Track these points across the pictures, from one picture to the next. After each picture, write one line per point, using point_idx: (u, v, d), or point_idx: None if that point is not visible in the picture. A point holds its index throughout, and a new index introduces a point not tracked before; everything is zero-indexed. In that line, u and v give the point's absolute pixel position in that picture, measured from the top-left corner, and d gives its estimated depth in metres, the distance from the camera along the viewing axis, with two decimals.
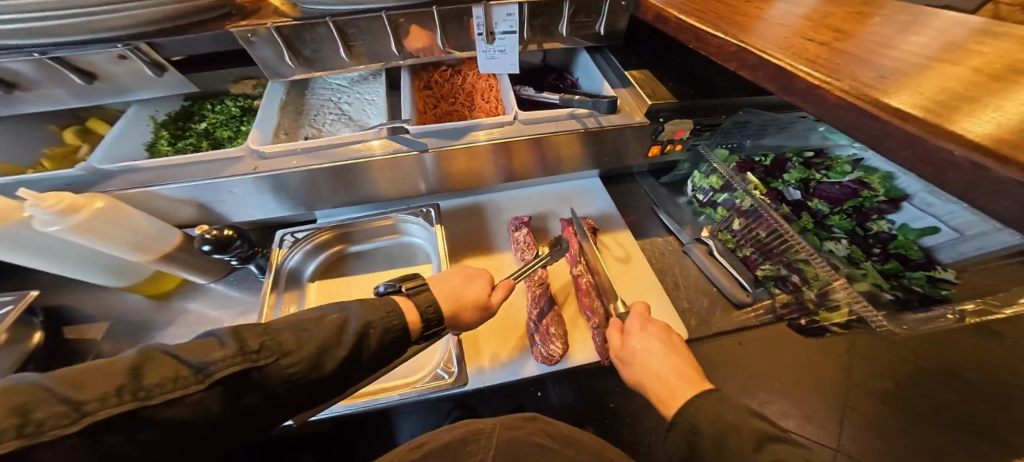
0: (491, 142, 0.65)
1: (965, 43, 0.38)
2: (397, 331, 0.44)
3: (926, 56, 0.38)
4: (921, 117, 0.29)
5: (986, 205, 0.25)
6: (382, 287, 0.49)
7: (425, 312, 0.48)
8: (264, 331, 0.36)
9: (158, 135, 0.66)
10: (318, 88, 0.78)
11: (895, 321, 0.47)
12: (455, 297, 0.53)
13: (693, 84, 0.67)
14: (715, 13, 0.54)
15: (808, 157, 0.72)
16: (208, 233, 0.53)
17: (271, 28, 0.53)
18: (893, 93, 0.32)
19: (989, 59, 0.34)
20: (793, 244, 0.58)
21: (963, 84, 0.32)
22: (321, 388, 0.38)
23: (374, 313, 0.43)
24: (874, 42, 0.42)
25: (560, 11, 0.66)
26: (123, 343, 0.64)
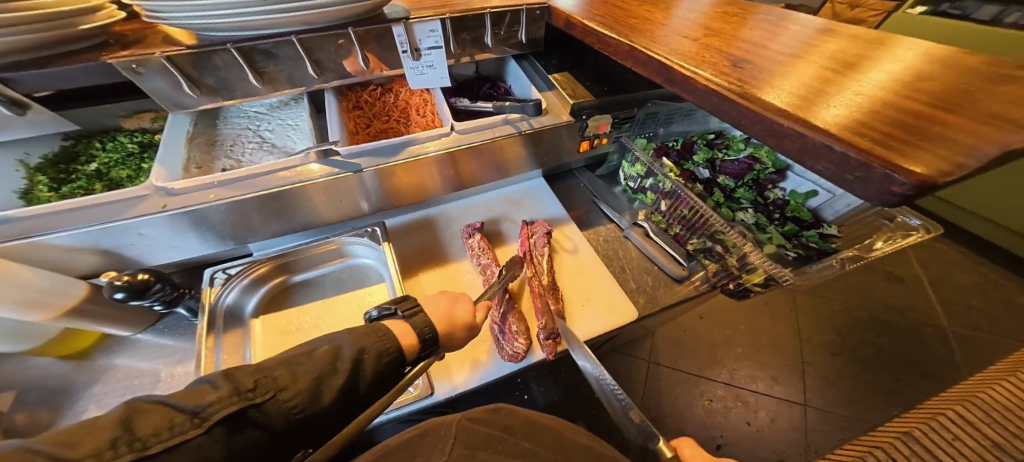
0: (440, 152, 0.66)
1: (799, 38, 0.50)
2: (393, 354, 0.43)
3: (774, 51, 0.47)
4: (761, 99, 0.37)
5: (810, 163, 0.35)
6: (376, 312, 0.47)
7: (422, 333, 0.46)
8: (257, 370, 0.36)
9: (33, 181, 0.57)
10: (232, 117, 0.74)
11: (796, 274, 0.55)
12: (448, 315, 0.53)
13: (607, 82, 0.74)
14: (612, 17, 0.62)
15: (710, 139, 0.82)
16: (118, 280, 0.49)
17: (160, 58, 0.50)
18: (740, 79, 0.41)
19: (811, 51, 0.46)
20: (709, 217, 0.65)
21: (792, 75, 0.42)
22: (322, 423, 0.38)
23: (366, 339, 0.42)
24: (740, 40, 0.51)
25: (482, 25, 0.69)
26: (38, 414, 0.56)
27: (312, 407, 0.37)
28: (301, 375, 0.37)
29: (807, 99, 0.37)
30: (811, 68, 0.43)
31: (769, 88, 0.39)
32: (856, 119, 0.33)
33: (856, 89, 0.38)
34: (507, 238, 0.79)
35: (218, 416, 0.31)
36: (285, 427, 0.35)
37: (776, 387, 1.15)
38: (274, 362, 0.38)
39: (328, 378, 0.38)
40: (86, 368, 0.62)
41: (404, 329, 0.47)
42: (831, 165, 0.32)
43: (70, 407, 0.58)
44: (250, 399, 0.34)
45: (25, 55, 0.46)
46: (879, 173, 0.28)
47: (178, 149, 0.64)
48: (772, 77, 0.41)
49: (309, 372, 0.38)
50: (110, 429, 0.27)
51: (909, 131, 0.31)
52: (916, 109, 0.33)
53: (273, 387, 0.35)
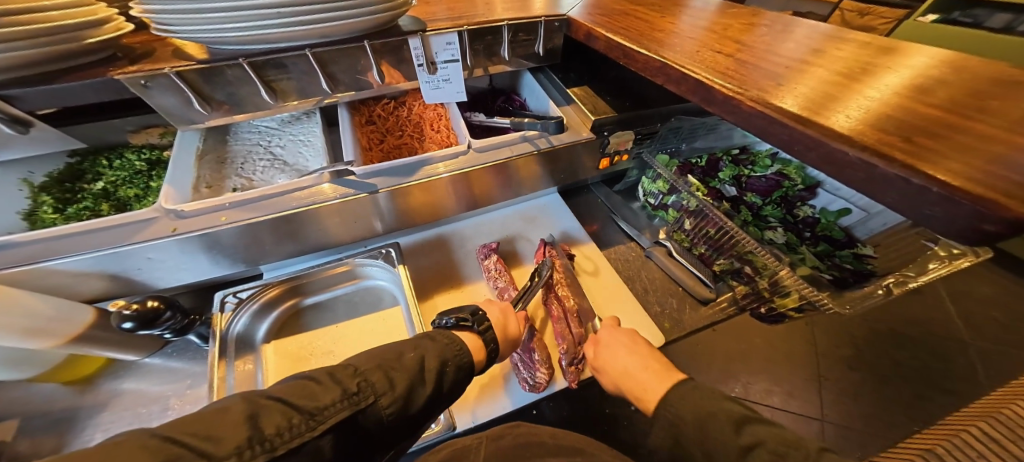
0: (451, 173, 0.64)
1: (826, 50, 0.47)
2: (467, 368, 0.47)
3: (810, 63, 0.45)
4: (816, 123, 0.34)
5: (875, 194, 0.32)
6: (450, 321, 0.52)
7: (489, 348, 0.51)
8: (355, 372, 0.39)
9: (37, 201, 0.54)
10: (243, 133, 0.73)
11: (836, 301, 0.52)
12: (503, 325, 0.57)
13: (627, 96, 0.71)
14: (636, 29, 0.59)
15: (735, 154, 0.79)
16: (128, 309, 0.46)
17: (170, 73, 0.48)
18: (786, 98, 0.38)
19: (849, 62, 0.43)
20: (739, 238, 0.62)
21: (831, 89, 0.39)
22: (407, 426, 0.41)
23: (448, 351, 0.46)
24: (769, 51, 0.49)
25: (499, 35, 0.67)
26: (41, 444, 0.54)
27: (399, 412, 0.39)
28: (396, 378, 0.40)
29: (857, 118, 0.34)
30: (850, 83, 0.40)
31: (820, 108, 0.36)
32: (931, 145, 0.30)
33: (904, 103, 0.35)
34: (524, 257, 0.76)
35: (333, 418, 0.34)
36: (375, 432, 0.38)
37: (793, 402, 1.10)
38: (370, 362, 0.41)
39: (421, 380, 0.42)
40: (91, 396, 0.59)
41: (473, 343, 0.50)
42: (903, 198, 0.29)
43: (77, 435, 0.55)
44: (356, 404, 0.36)
45: (29, 71, 0.44)
46: (969, 209, 0.25)
47: (188, 169, 0.61)
48: (813, 93, 0.39)
49: (401, 377, 0.41)
50: (239, 426, 0.29)
51: (975, 154, 0.28)
52: (972, 127, 0.31)
53: (372, 390, 0.38)
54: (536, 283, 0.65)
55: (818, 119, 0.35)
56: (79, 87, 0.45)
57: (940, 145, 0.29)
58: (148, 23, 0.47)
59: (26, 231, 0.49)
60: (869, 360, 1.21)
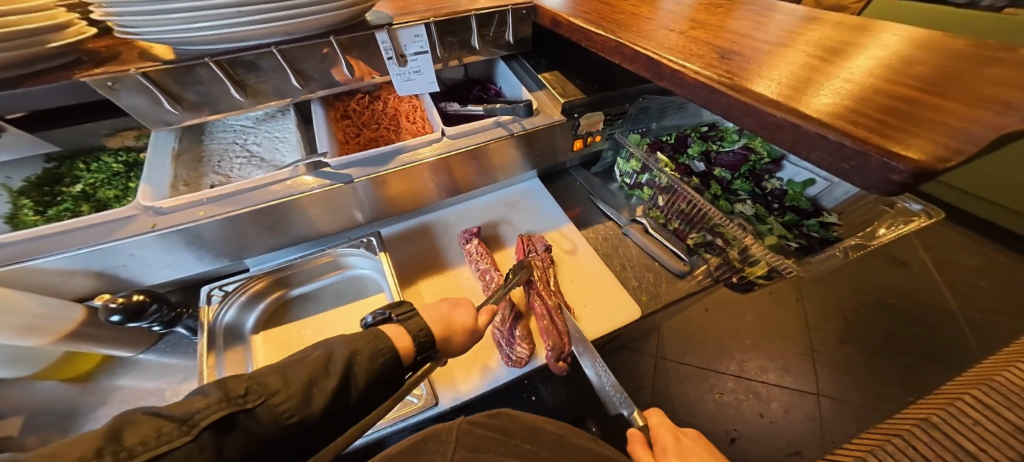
0: (433, 159, 0.66)
1: (801, 31, 0.48)
2: (427, 340, 0.44)
3: (764, 42, 0.46)
4: (750, 90, 0.36)
5: (804, 154, 0.34)
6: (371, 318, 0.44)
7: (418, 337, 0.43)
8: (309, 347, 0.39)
9: (17, 205, 0.56)
10: (217, 132, 0.74)
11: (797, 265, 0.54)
12: (445, 322, 0.49)
13: (597, 79, 0.73)
14: (598, 13, 0.61)
15: (704, 131, 0.82)
16: (114, 302, 0.48)
17: (136, 74, 0.49)
18: (726, 70, 0.41)
19: (809, 40, 0.46)
20: (707, 210, 0.65)
21: (780, 64, 0.41)
22: (387, 389, 0.40)
23: (405, 321, 0.44)
24: (731, 31, 0.50)
25: (469, 27, 0.69)
26: (48, 438, 0.56)
27: (375, 387, 0.39)
28: (373, 358, 0.39)
29: (795, 88, 0.36)
30: (798, 57, 0.42)
31: (765, 81, 0.38)
32: (849, 107, 0.32)
33: (834, 75, 0.38)
34: (505, 241, 0.78)
35: (288, 384, 0.34)
36: (346, 395, 0.37)
37: (788, 378, 1.14)
38: (344, 341, 0.39)
39: (397, 361, 0.40)
40: (91, 390, 0.61)
41: (396, 330, 0.43)
42: (827, 156, 0.31)
43: (80, 429, 0.57)
44: (317, 371, 0.36)
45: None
46: (878, 162, 0.28)
47: (165, 168, 0.63)
48: (761, 68, 0.41)
49: (377, 356, 0.39)
50: (201, 395, 0.30)
51: (889, 115, 0.31)
52: (895, 93, 0.33)
53: (349, 369, 0.37)
54: (509, 281, 0.63)
55: (760, 90, 0.37)
56: (45, 90, 0.46)
57: (856, 108, 0.32)
58: (111, 27, 0.48)
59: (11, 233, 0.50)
60: (862, 335, 1.25)
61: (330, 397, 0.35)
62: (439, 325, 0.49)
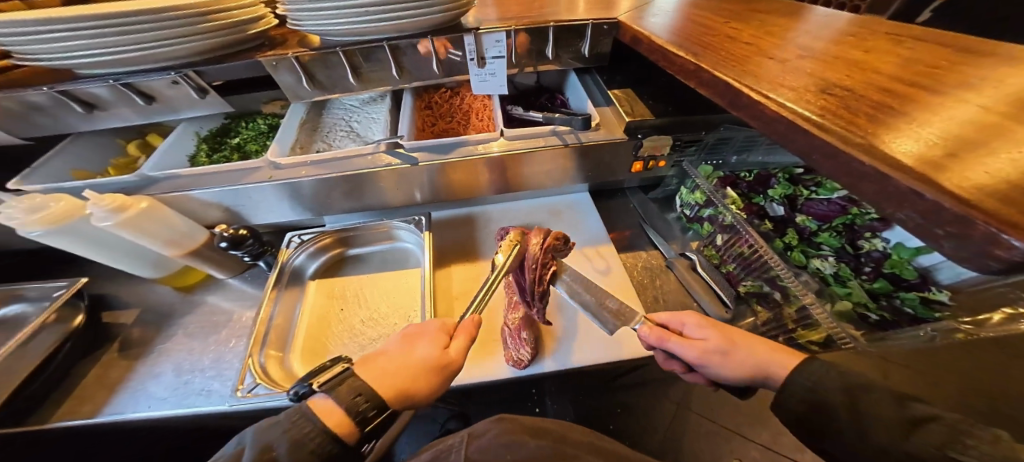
0: (492, 155, 0.70)
1: (929, 59, 0.39)
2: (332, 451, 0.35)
3: (888, 76, 0.37)
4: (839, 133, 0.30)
5: (897, 213, 0.27)
6: (291, 394, 0.39)
7: (354, 406, 0.38)
8: None
9: (199, 148, 0.76)
10: (335, 108, 0.89)
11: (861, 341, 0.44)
12: (403, 368, 0.43)
13: (672, 102, 0.68)
14: (688, 35, 0.58)
15: (796, 174, 0.69)
16: (225, 231, 0.60)
17: (291, 57, 0.63)
18: (804, 100, 0.35)
19: (944, 72, 0.36)
20: (769, 261, 0.56)
21: (893, 101, 0.33)
22: None
23: (274, 431, 0.35)
24: (848, 59, 0.42)
25: (546, 37, 0.71)
26: (147, 331, 0.67)
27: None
28: (293, 447, 0.34)
29: (903, 133, 0.29)
30: (919, 93, 0.33)
31: (881, 126, 0.30)
32: (977, 162, 0.24)
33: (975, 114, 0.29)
34: None
35: None
36: None
37: None
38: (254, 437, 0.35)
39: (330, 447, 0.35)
40: (187, 301, 0.72)
41: (331, 417, 0.37)
42: (918, 215, 0.24)
43: (166, 329, 0.67)
44: None
45: (214, 54, 0.62)
46: (984, 232, 0.20)
47: (292, 131, 0.78)
48: (862, 103, 0.33)
49: (304, 439, 0.35)
50: None
51: None
52: None
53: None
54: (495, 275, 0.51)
55: (856, 134, 0.29)
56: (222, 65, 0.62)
57: (996, 165, 0.23)
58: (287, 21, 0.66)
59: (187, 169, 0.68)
60: None
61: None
62: (388, 387, 0.41)
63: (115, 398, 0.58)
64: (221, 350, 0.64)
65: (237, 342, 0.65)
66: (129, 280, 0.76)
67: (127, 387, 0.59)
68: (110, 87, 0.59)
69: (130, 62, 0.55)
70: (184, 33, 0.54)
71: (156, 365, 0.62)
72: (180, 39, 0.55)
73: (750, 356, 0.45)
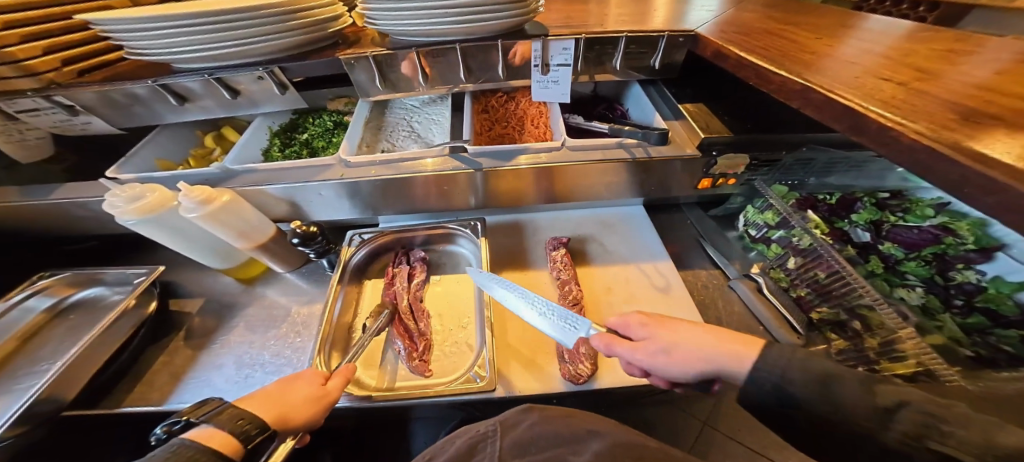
0: (531, 167, 0.70)
1: None
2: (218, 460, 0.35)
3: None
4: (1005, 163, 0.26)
5: None
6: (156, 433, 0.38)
7: (236, 428, 0.37)
8: None
9: (272, 142, 0.78)
10: (396, 107, 0.90)
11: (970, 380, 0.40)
12: (275, 397, 0.43)
13: (751, 119, 0.66)
14: (778, 51, 0.56)
15: (881, 198, 0.67)
16: (298, 228, 0.62)
17: (370, 57, 0.64)
18: (946, 127, 0.33)
19: None
20: (857, 288, 0.53)
21: None
22: None
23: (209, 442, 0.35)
24: (983, 83, 0.39)
25: (615, 46, 0.70)
26: (207, 320, 0.69)
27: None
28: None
29: None
30: None
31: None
32: None
33: None
34: (592, 258, 0.77)
35: None
36: None
37: None
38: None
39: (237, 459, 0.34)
40: (249, 292, 0.74)
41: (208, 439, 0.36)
42: None
43: (227, 320, 0.69)
44: None
45: (293, 51, 0.64)
46: None
47: (359, 128, 0.79)
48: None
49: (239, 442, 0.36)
50: None
51: None
52: None
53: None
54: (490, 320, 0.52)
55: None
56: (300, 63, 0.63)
57: None
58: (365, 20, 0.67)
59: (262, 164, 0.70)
60: None
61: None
62: (271, 412, 0.41)
63: (180, 387, 0.59)
64: (281, 344, 0.64)
65: (298, 337, 0.66)
66: (194, 269, 0.79)
67: (191, 376, 0.60)
68: (204, 83, 0.60)
69: (221, 56, 0.56)
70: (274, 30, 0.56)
71: (218, 355, 0.63)
72: (271, 35, 0.56)
73: (693, 347, 0.37)
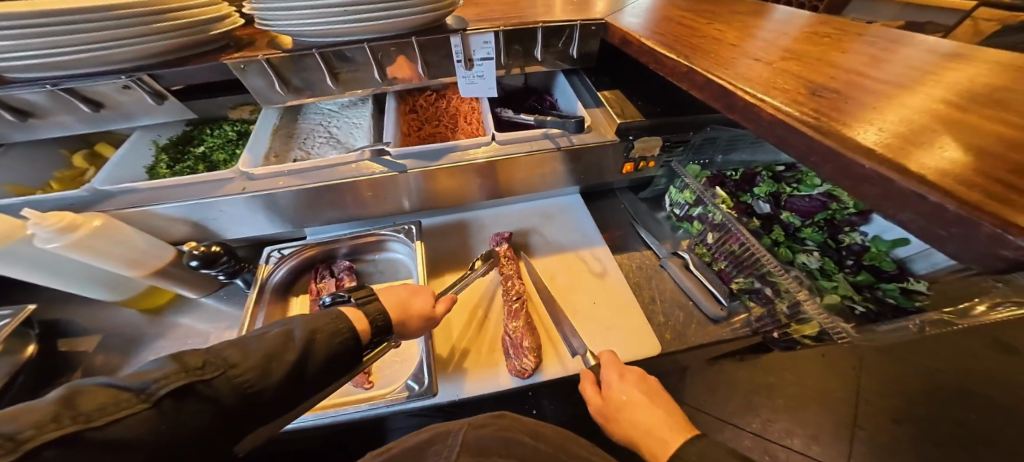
0: (491, 160, 0.69)
1: (896, 63, 0.41)
2: (345, 338, 0.42)
3: (868, 78, 0.39)
4: (840, 135, 0.31)
5: (895, 215, 0.27)
6: (329, 299, 0.49)
7: (374, 319, 0.47)
8: (204, 351, 0.35)
9: (157, 159, 0.68)
10: (309, 114, 0.84)
11: (856, 332, 0.45)
12: (403, 303, 0.53)
13: (662, 102, 0.70)
14: (675, 36, 0.58)
15: (778, 171, 0.72)
16: (196, 250, 0.55)
17: (262, 60, 0.60)
18: (798, 101, 0.37)
19: (920, 77, 0.38)
20: (759, 255, 0.59)
21: (881, 104, 0.34)
22: (280, 401, 0.37)
23: (320, 321, 0.42)
24: (827, 63, 0.44)
25: (534, 37, 0.70)
26: (111, 357, 0.60)
27: (330, 363, 0.41)
28: (328, 336, 0.41)
29: (912, 137, 0.29)
30: (904, 97, 0.35)
31: (875, 129, 0.31)
32: (974, 165, 0.25)
33: (957, 119, 0.30)
34: (533, 250, 0.77)
35: (164, 390, 0.30)
36: (233, 407, 0.33)
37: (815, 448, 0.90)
38: (304, 321, 0.42)
39: (353, 340, 0.43)
40: (157, 322, 0.65)
41: (355, 316, 0.46)
42: (918, 216, 0.25)
43: (134, 354, 0.60)
44: (199, 375, 0.32)
45: (172, 56, 0.57)
46: (987, 231, 0.21)
47: (263, 141, 0.72)
48: (854, 106, 0.35)
49: (335, 337, 0.42)
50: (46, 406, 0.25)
51: None
52: None
53: (307, 346, 0.39)
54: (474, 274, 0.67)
55: (852, 135, 0.31)
56: (203, 69, 0.58)
57: (989, 165, 0.25)
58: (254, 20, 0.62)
59: (146, 182, 0.61)
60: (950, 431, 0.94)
61: (287, 371, 0.37)
62: (395, 309, 0.52)
63: None
64: None
65: None
66: (85, 301, 0.68)
67: None
68: (48, 94, 0.54)
69: (69, 65, 0.49)
70: (143, 34, 0.50)
71: None
72: (136, 39, 0.50)
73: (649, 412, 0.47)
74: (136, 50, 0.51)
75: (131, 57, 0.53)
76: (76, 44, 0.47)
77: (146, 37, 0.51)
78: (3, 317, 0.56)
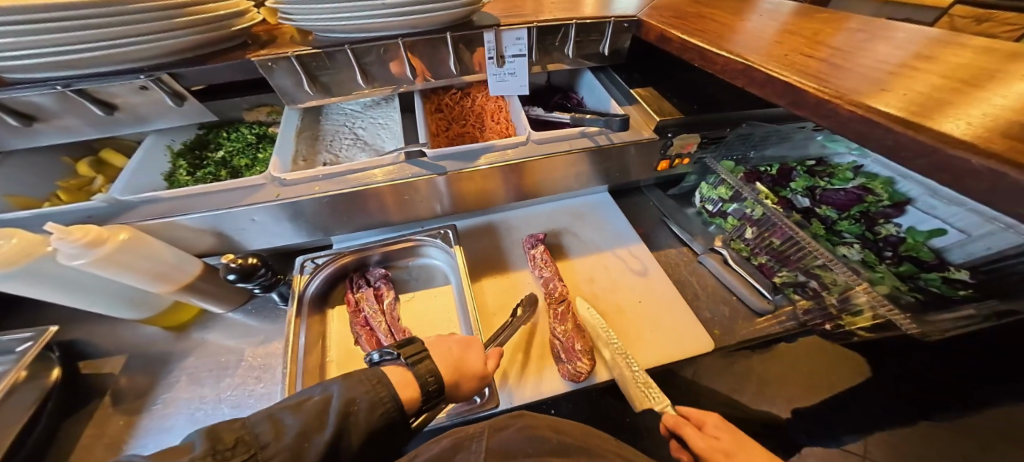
0: (492, 166, 0.66)
1: (945, 54, 0.42)
2: (389, 413, 0.36)
3: (935, 70, 0.39)
4: (933, 129, 0.30)
5: (1008, 209, 0.26)
6: (377, 356, 0.44)
7: (425, 384, 0.41)
8: (239, 425, 0.32)
9: (176, 165, 0.64)
10: (332, 114, 0.80)
11: (924, 325, 0.46)
12: (455, 361, 0.47)
13: (697, 99, 0.70)
14: (714, 32, 0.58)
15: (810, 165, 0.74)
16: (233, 262, 0.51)
17: (291, 57, 0.56)
18: (872, 96, 0.36)
19: (988, 69, 0.37)
20: (810, 250, 0.57)
21: (957, 97, 0.34)
22: None
23: (360, 388, 0.37)
24: (880, 56, 0.44)
25: (566, 34, 0.69)
26: (138, 379, 0.56)
27: (369, 444, 0.35)
28: (371, 407, 0.36)
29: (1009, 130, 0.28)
30: (980, 89, 0.34)
31: (960, 122, 0.31)
32: None
33: None
34: (569, 251, 0.76)
35: None
36: None
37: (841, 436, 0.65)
38: (343, 386, 0.37)
39: (399, 414, 0.37)
40: (184, 340, 0.61)
41: (401, 379, 0.41)
42: None
43: (165, 376, 0.56)
44: (229, 459, 0.29)
45: (190, 54, 0.53)
46: None
47: (289, 142, 0.69)
48: (931, 98, 0.34)
49: (379, 405, 0.37)
50: None
51: None
52: None
53: (343, 422, 0.34)
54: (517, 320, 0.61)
55: (943, 127, 0.30)
56: (223, 67, 0.54)
57: None
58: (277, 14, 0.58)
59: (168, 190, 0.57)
60: None
61: (320, 452, 0.32)
62: (448, 369, 0.46)
63: None
64: (242, 393, 0.54)
65: (260, 382, 0.56)
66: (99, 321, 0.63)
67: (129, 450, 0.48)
68: (58, 96, 0.49)
69: (81, 63, 0.45)
70: (168, 29, 0.47)
71: (165, 416, 0.52)
72: (160, 35, 0.47)
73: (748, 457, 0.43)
74: (159, 46, 0.47)
75: (152, 55, 0.49)
76: (99, 41, 0.43)
77: (170, 32, 0.47)
78: (24, 339, 0.52)
